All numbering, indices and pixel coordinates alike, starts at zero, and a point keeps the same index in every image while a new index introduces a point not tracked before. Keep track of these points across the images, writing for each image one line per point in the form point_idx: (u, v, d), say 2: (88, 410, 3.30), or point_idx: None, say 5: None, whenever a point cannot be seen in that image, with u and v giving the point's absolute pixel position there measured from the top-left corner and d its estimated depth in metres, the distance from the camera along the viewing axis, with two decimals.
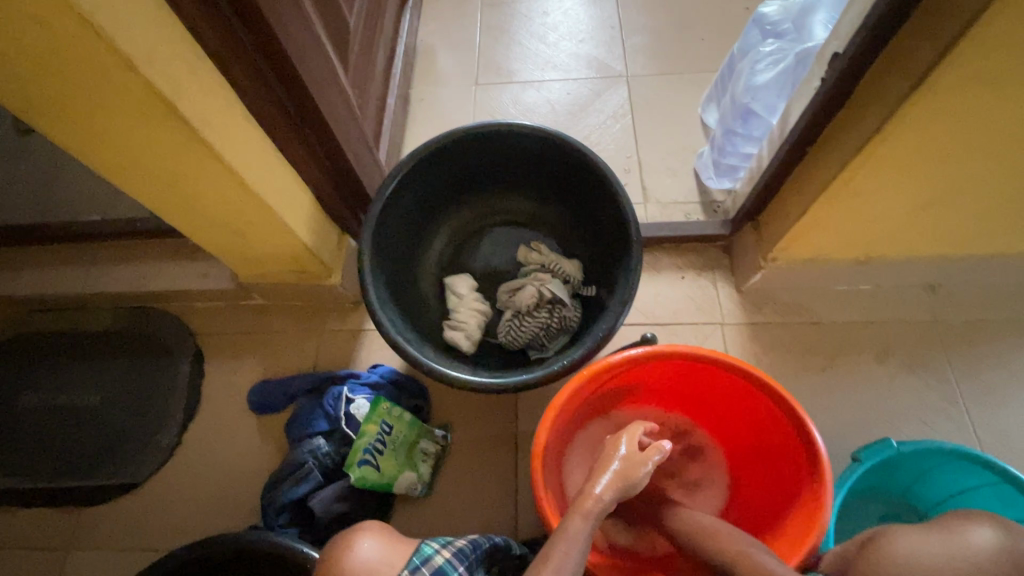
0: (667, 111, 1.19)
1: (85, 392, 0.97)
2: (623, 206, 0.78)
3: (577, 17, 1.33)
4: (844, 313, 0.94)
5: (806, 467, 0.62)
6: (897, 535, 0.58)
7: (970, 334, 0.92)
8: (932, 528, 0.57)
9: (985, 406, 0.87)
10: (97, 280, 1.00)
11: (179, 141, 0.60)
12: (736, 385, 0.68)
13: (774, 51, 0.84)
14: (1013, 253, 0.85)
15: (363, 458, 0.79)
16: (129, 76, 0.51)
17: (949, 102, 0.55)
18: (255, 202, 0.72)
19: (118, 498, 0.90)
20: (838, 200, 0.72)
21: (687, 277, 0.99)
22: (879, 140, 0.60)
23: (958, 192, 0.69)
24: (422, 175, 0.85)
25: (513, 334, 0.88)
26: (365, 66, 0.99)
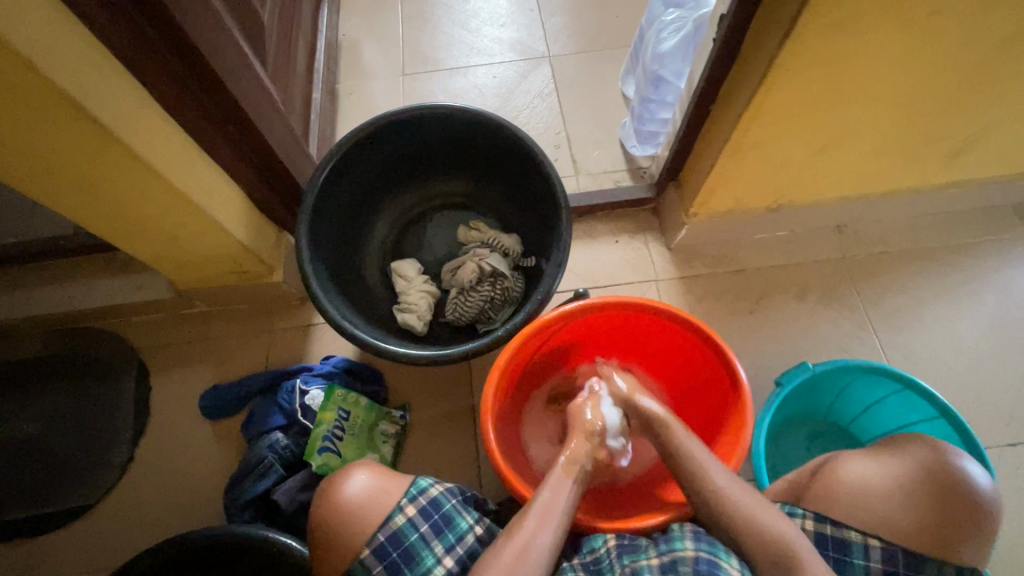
0: (590, 87, 1.24)
1: (22, 421, 0.93)
2: (550, 175, 0.82)
3: (496, 3, 1.36)
4: (765, 259, 1.02)
5: (731, 393, 0.68)
6: (847, 460, 0.62)
7: (874, 266, 1.01)
8: (878, 452, 0.62)
9: (892, 328, 0.97)
10: (21, 304, 0.95)
11: (93, 145, 0.59)
12: (665, 328, 0.74)
13: (676, 20, 0.90)
14: (901, 189, 0.94)
15: (323, 446, 0.81)
16: (31, 80, 0.50)
17: (821, 49, 0.61)
18: (183, 203, 0.72)
19: (71, 523, 0.88)
20: (742, 152, 0.79)
21: (622, 241, 1.05)
22: (766, 91, 0.67)
23: (845, 135, 0.77)
24: (353, 164, 0.86)
25: (460, 311, 0.91)
26: (286, 62, 0.98)
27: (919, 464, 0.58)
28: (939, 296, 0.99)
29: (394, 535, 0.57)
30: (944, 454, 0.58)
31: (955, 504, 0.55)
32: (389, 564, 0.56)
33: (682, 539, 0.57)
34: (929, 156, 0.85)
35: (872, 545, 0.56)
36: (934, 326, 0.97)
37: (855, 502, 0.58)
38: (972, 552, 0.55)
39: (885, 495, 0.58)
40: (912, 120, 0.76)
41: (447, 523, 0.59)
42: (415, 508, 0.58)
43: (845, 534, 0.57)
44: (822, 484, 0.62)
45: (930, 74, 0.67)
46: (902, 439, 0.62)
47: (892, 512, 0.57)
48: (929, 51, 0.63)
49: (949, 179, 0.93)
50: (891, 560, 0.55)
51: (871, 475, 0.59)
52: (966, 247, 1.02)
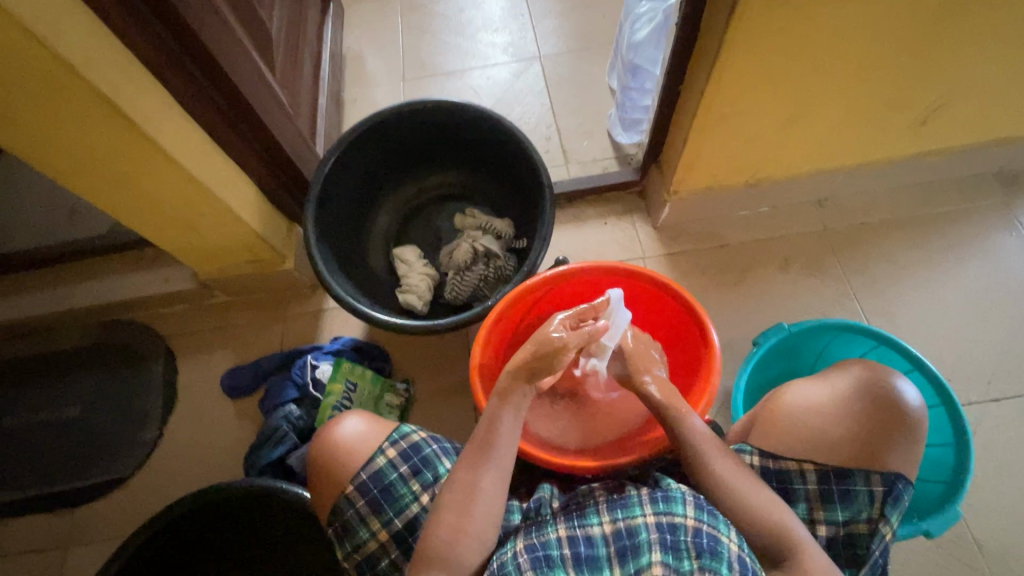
0: (579, 82, 1.31)
1: (63, 405, 1.02)
2: (533, 157, 0.88)
3: (490, 10, 1.45)
4: (747, 235, 1.07)
5: (703, 347, 0.73)
6: (789, 387, 0.69)
7: (856, 237, 1.05)
8: (815, 378, 0.69)
9: (873, 294, 1.01)
10: (62, 299, 1.05)
11: (125, 141, 0.68)
12: (643, 292, 0.79)
13: (648, 11, 0.98)
14: (874, 160, 0.98)
15: (333, 414, 0.88)
16: (74, 82, 0.59)
17: (767, 22, 0.66)
18: (203, 194, 0.81)
19: (107, 494, 0.96)
20: (710, 128, 0.84)
21: (610, 223, 1.11)
22: (722, 67, 0.73)
23: (807, 106, 0.82)
24: (355, 157, 0.94)
25: (457, 290, 0.98)
26: (293, 70, 1.08)
27: (849, 383, 0.66)
28: (920, 263, 1.02)
29: (376, 474, 0.64)
30: (873, 371, 0.66)
31: (876, 419, 0.62)
32: (371, 499, 0.64)
33: (639, 505, 0.58)
34: (894, 125, 0.90)
35: (808, 469, 0.61)
36: (915, 291, 1.01)
37: (789, 425, 0.65)
38: (896, 458, 0.60)
39: (818, 413, 0.64)
40: (869, 89, 0.81)
41: (426, 465, 0.66)
42: (396, 451, 0.65)
43: (783, 465, 0.63)
44: (766, 411, 0.69)
45: (877, 44, 0.72)
46: (842, 364, 0.70)
47: (821, 429, 0.63)
48: (869, 22, 0.69)
49: (920, 148, 0.97)
50: (823, 478, 0.61)
51: (807, 397, 0.66)
52: (946, 215, 1.06)
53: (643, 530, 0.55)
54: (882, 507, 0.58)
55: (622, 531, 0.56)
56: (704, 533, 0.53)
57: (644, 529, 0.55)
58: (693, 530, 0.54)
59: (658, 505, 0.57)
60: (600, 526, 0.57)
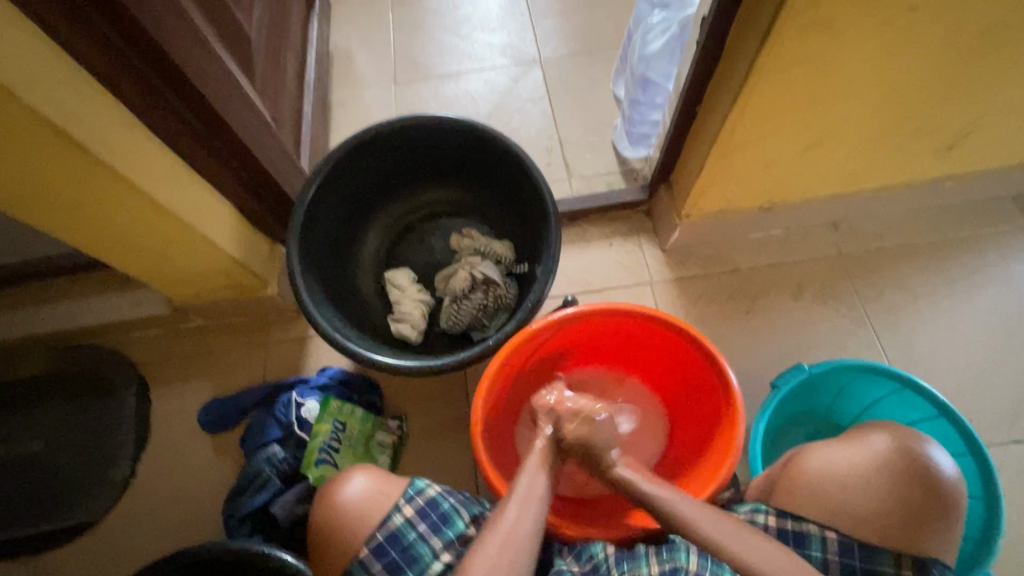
0: (582, 89, 1.24)
1: (24, 440, 0.94)
2: (538, 181, 0.81)
3: (487, 7, 1.36)
4: (760, 259, 1.01)
5: (722, 396, 0.67)
6: (814, 449, 0.66)
7: (872, 262, 1.00)
8: (842, 441, 0.66)
9: (890, 324, 0.96)
10: (23, 323, 0.97)
11: (79, 171, 0.60)
12: (656, 333, 0.73)
13: (662, 21, 0.90)
14: (896, 184, 0.93)
15: (321, 457, 0.81)
16: (15, 108, 0.51)
17: (803, 47, 0.60)
18: (173, 221, 0.73)
19: (75, 538, 0.89)
20: (729, 153, 0.78)
21: (615, 244, 1.05)
22: (749, 91, 0.66)
23: (834, 132, 0.76)
24: (343, 176, 0.87)
25: (453, 319, 0.91)
26: (275, 75, 0.99)
27: (881, 450, 0.62)
28: (937, 291, 0.98)
29: (392, 535, 0.58)
30: (907, 439, 0.62)
31: (909, 490, 0.59)
32: (388, 562, 0.58)
33: (644, 557, 0.57)
34: (920, 150, 0.84)
35: (829, 536, 0.60)
36: (933, 322, 0.96)
37: (815, 490, 0.62)
38: (935, 542, 0.58)
39: (847, 481, 0.61)
40: (900, 116, 0.75)
41: (445, 521, 0.60)
42: (412, 508, 0.60)
43: (805, 527, 0.61)
44: (788, 475, 0.66)
45: (915, 69, 0.67)
46: (871, 425, 0.67)
47: (851, 497, 0.60)
48: (910, 47, 0.63)
49: (946, 171, 0.91)
50: (846, 551, 0.59)
51: (836, 463, 0.63)
52: (963, 241, 1.01)
53: None
54: None
55: None
56: None
57: None
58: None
59: (663, 556, 0.56)
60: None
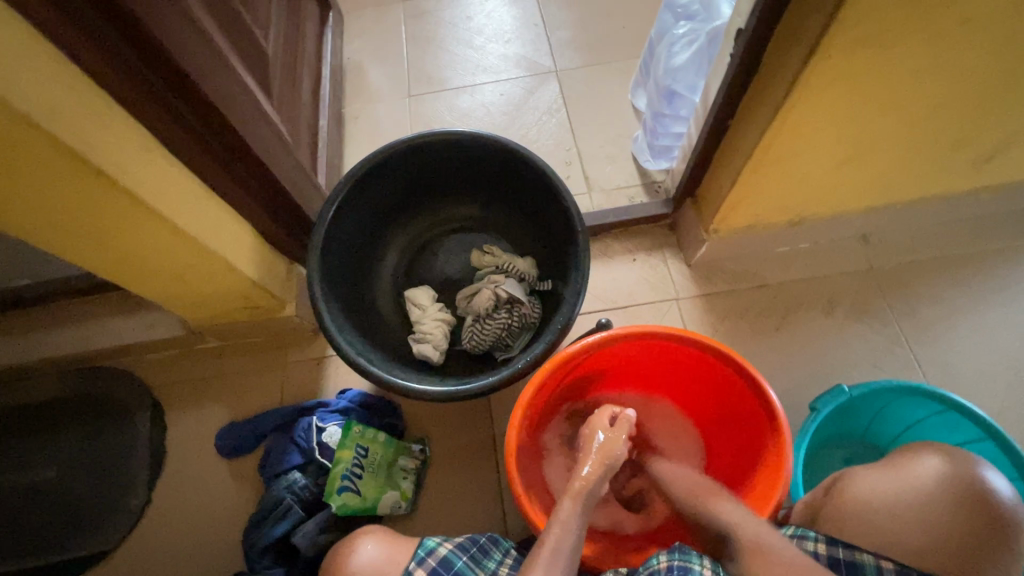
0: (599, 100, 1.22)
1: (37, 467, 0.92)
2: (565, 198, 0.79)
3: (501, 19, 1.34)
4: (788, 274, 0.99)
5: (765, 423, 0.64)
6: (859, 475, 0.66)
7: (905, 276, 0.98)
8: (889, 464, 0.65)
9: (926, 340, 0.93)
10: (35, 347, 0.94)
11: (100, 197, 0.58)
12: (691, 356, 0.71)
13: (688, 33, 0.89)
14: (929, 197, 0.90)
15: (344, 485, 0.78)
16: (36, 136, 0.49)
17: (849, 62, 0.58)
18: (192, 245, 0.71)
19: (89, 569, 0.86)
20: (763, 168, 0.76)
21: (639, 259, 1.02)
22: (789, 107, 0.64)
23: (872, 146, 0.74)
24: (363, 194, 0.85)
25: (477, 339, 0.88)
26: (291, 92, 0.97)
27: (932, 473, 0.60)
28: (973, 306, 0.95)
29: None
30: (957, 461, 0.60)
31: (967, 515, 0.56)
32: None
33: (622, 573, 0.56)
34: (957, 163, 0.82)
35: (886, 566, 0.55)
36: (970, 338, 0.93)
37: (861, 516, 0.61)
38: (998, 569, 0.54)
39: (898, 507, 0.60)
40: (941, 129, 0.73)
41: None
42: (424, 570, 0.58)
43: (858, 557, 0.56)
44: (834, 501, 0.65)
45: (960, 82, 0.64)
46: (918, 445, 0.65)
47: (901, 522, 0.59)
48: (958, 60, 0.60)
49: (981, 183, 0.89)
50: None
51: (883, 488, 0.62)
52: (998, 254, 0.98)
53: None
54: None
55: None
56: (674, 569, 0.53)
57: None
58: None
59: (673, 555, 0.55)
60: None
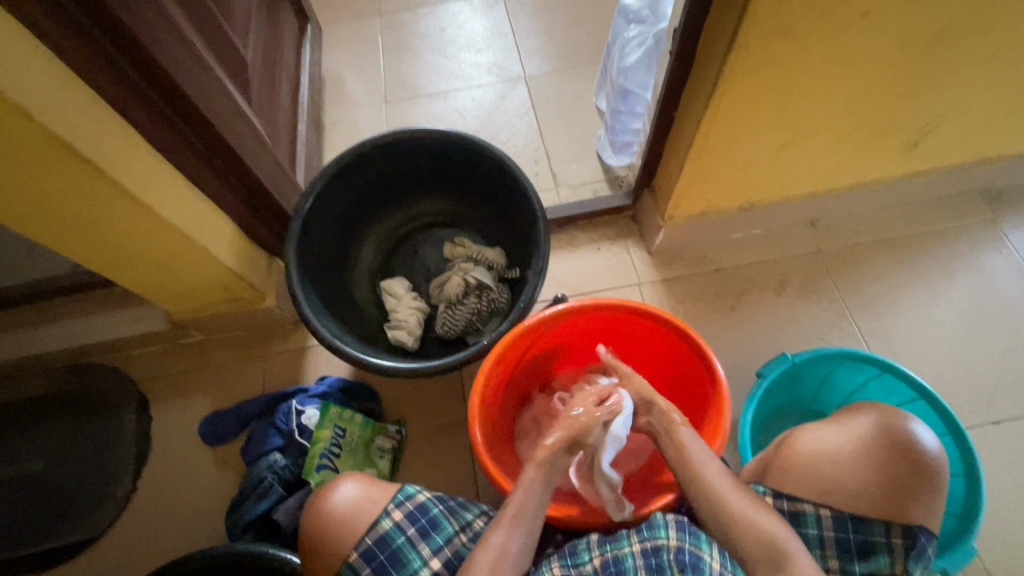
0: (565, 103, 1.29)
1: (25, 460, 0.95)
2: (526, 187, 0.85)
3: (472, 29, 1.42)
4: (742, 258, 1.05)
5: (709, 384, 0.70)
6: (805, 430, 0.68)
7: (850, 257, 1.05)
8: (830, 422, 0.68)
9: (870, 315, 1.00)
10: (23, 344, 0.98)
11: (88, 187, 0.63)
12: (644, 327, 0.76)
13: (638, 36, 0.98)
14: (867, 181, 0.98)
15: (322, 463, 0.83)
16: (29, 127, 0.54)
17: (767, 53, 0.65)
18: (175, 235, 0.75)
19: (77, 555, 0.89)
20: (706, 156, 0.83)
21: (603, 248, 1.08)
22: (719, 96, 0.71)
23: (803, 132, 0.81)
24: (338, 189, 0.90)
25: (449, 325, 0.93)
26: (270, 97, 1.03)
27: (869, 428, 0.64)
28: (913, 283, 1.02)
29: (381, 538, 0.60)
30: (892, 418, 0.64)
31: (896, 465, 0.61)
32: (377, 566, 0.59)
33: (625, 537, 0.58)
34: (886, 149, 0.89)
35: (824, 514, 0.61)
36: (911, 312, 1.00)
37: (805, 469, 0.64)
38: (922, 511, 0.59)
39: (835, 458, 0.63)
40: (863, 116, 0.80)
41: (434, 527, 0.62)
42: (401, 513, 0.61)
43: (799, 507, 0.62)
44: (781, 455, 0.68)
45: (872, 72, 0.72)
46: (860, 406, 0.69)
47: (839, 472, 0.62)
48: (865, 51, 0.68)
49: (912, 168, 0.96)
50: (841, 526, 0.60)
51: (823, 442, 0.65)
52: (934, 235, 1.06)
53: (628, 559, 0.56)
54: (904, 561, 0.59)
55: (609, 561, 0.56)
56: (686, 551, 0.55)
57: (630, 557, 0.56)
58: (675, 549, 0.55)
59: (644, 534, 0.58)
60: (591, 562, 0.57)
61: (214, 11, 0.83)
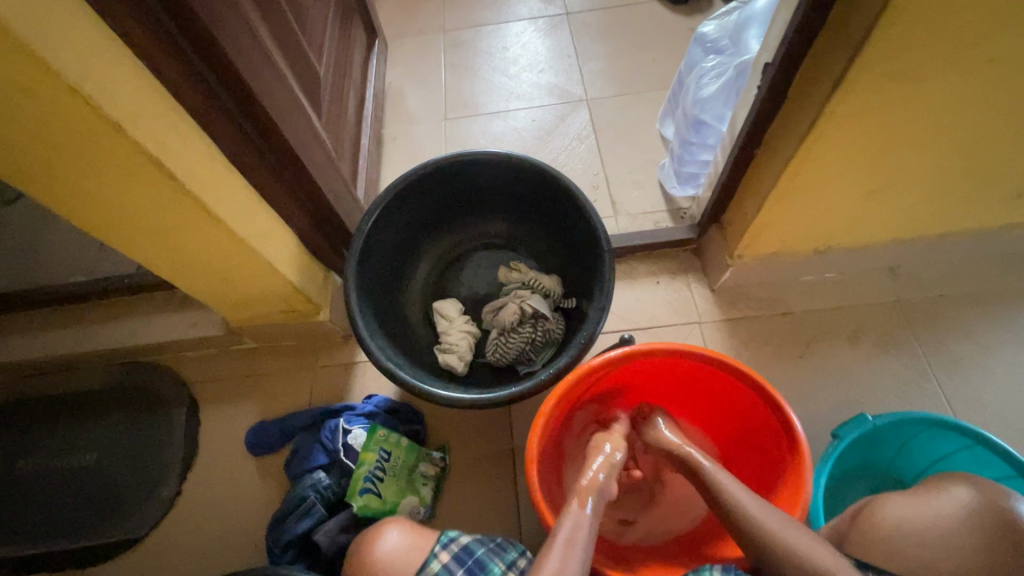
0: (628, 128, 1.26)
1: (79, 452, 0.97)
2: (592, 218, 0.82)
3: (535, 50, 1.41)
4: (812, 303, 0.99)
5: (786, 446, 0.64)
6: (890, 503, 0.64)
7: (933, 310, 0.97)
8: (919, 494, 0.62)
9: (954, 376, 0.92)
10: (84, 339, 1.00)
11: (167, 199, 0.64)
12: (716, 376, 0.71)
13: (716, 66, 0.94)
14: (959, 231, 0.90)
15: (365, 487, 0.81)
16: (121, 140, 0.55)
17: (873, 96, 0.60)
18: (242, 248, 0.76)
19: (120, 554, 0.90)
20: (788, 197, 0.78)
21: (663, 282, 1.04)
22: (813, 139, 0.67)
23: (900, 178, 0.75)
24: (400, 208, 0.89)
25: (501, 353, 0.91)
26: (337, 111, 1.04)
27: (964, 504, 0.58)
28: (1005, 344, 0.94)
29: None
30: (991, 493, 0.57)
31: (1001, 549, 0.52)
32: None
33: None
34: (988, 199, 0.82)
35: None
36: (1002, 376, 0.92)
37: (893, 544, 0.60)
38: None
39: (928, 537, 0.58)
40: (969, 165, 0.74)
41: (482, 567, 0.60)
42: (448, 554, 0.60)
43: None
44: (863, 528, 0.64)
45: (986, 121, 0.66)
46: (952, 476, 0.62)
47: (932, 554, 0.56)
48: (982, 99, 0.62)
49: (1011, 220, 0.89)
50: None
51: (911, 518, 0.60)
52: None
53: None
54: None
55: None
56: None
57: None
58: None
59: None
60: None
61: (294, 28, 0.84)
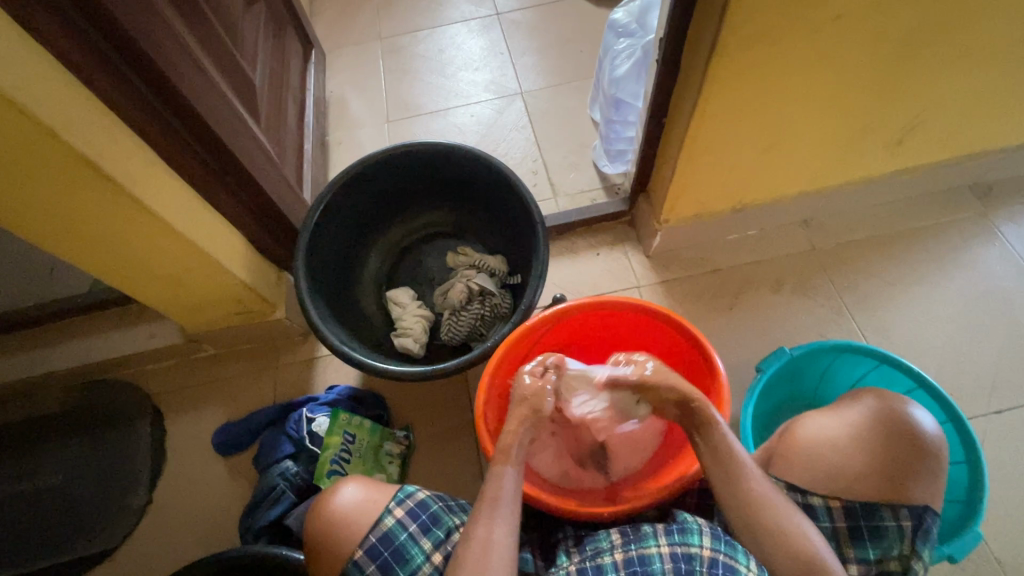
0: (561, 115, 1.33)
1: (43, 474, 0.97)
2: (523, 194, 0.88)
3: (469, 50, 1.47)
4: (738, 259, 1.07)
5: (709, 377, 0.71)
6: (805, 419, 0.69)
7: (845, 255, 1.06)
8: (827, 410, 0.69)
9: (867, 310, 1.01)
10: (39, 362, 1.00)
11: (107, 204, 0.67)
12: (647, 322, 0.78)
13: (627, 48, 1.04)
14: (856, 179, 1.00)
15: (332, 469, 0.85)
16: (57, 146, 0.58)
17: (747, 58, 0.68)
18: (189, 249, 0.79)
19: (94, 567, 0.91)
20: (696, 158, 0.86)
21: (602, 253, 1.11)
22: (705, 101, 0.74)
23: (791, 132, 0.83)
24: (343, 202, 0.94)
25: (453, 331, 0.96)
26: (277, 118, 1.07)
27: (868, 414, 0.65)
28: (909, 278, 1.04)
29: (385, 536, 0.61)
30: (889, 402, 0.65)
31: (897, 449, 0.62)
32: (381, 562, 0.60)
33: (653, 537, 0.57)
34: (873, 146, 0.92)
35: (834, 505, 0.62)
36: (907, 306, 1.01)
37: (807, 458, 0.65)
38: (923, 492, 0.60)
39: (837, 447, 0.64)
40: (848, 115, 0.83)
41: (435, 522, 0.63)
42: (402, 510, 0.62)
43: (810, 500, 0.63)
44: (784, 444, 0.68)
45: (851, 73, 0.75)
46: (855, 393, 0.70)
47: (840, 462, 0.63)
48: (843, 52, 0.71)
49: (899, 165, 0.99)
50: (850, 515, 0.62)
51: (823, 430, 0.66)
52: (926, 230, 1.08)
53: (657, 560, 0.55)
54: (912, 543, 0.60)
55: (633, 558, 0.56)
56: (720, 563, 0.54)
57: (658, 559, 0.55)
58: (709, 560, 0.54)
59: (674, 537, 0.57)
60: (613, 557, 0.57)
61: (224, 39, 0.88)
